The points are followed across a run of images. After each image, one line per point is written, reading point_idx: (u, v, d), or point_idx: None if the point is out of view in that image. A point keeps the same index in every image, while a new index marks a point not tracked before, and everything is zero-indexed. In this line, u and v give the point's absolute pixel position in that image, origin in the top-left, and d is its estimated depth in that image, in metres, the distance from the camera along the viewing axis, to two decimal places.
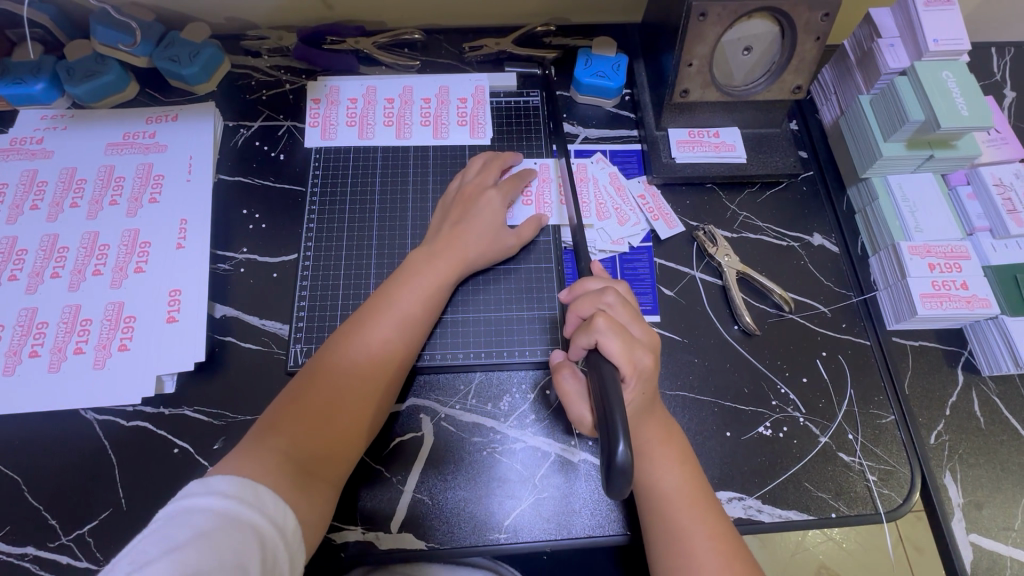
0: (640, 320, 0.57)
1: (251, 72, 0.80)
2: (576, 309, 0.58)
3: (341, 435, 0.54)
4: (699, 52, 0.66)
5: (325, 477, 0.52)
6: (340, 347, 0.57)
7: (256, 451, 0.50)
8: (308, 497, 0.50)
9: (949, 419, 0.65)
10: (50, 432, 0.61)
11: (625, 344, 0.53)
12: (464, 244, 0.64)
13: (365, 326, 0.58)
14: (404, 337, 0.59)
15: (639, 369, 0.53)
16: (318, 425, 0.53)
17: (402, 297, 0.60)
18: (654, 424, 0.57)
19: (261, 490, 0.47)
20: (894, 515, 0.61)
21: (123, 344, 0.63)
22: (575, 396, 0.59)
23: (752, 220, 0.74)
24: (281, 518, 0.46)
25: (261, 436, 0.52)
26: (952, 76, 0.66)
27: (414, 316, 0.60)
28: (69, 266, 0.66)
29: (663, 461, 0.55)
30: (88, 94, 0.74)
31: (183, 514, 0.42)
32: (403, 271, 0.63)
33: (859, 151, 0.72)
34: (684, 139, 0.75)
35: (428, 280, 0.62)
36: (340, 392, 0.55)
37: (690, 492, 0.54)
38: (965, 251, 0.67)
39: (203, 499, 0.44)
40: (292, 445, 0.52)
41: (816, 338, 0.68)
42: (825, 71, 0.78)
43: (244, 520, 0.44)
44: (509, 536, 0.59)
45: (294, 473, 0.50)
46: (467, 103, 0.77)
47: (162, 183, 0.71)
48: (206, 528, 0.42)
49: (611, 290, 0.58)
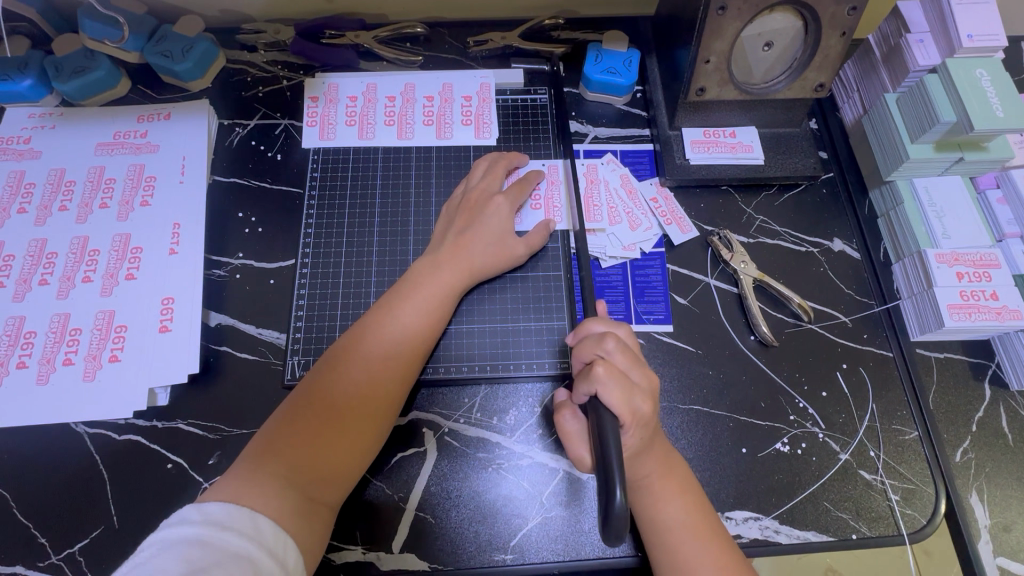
0: (642, 365, 0.55)
1: (247, 68, 0.77)
2: (578, 353, 0.56)
3: (341, 454, 0.52)
4: (717, 48, 0.62)
5: (325, 500, 0.50)
6: (340, 360, 0.55)
7: (252, 474, 0.48)
8: (309, 521, 0.48)
9: (976, 436, 0.62)
10: (38, 446, 0.59)
11: (623, 392, 0.51)
12: (470, 252, 0.62)
13: (367, 338, 0.56)
14: (407, 349, 0.56)
15: (637, 417, 0.51)
16: (317, 443, 0.51)
17: (405, 307, 0.58)
18: (655, 456, 0.54)
19: (259, 519, 0.45)
20: (918, 536, 0.58)
21: (114, 354, 0.60)
22: (576, 437, 0.56)
23: (769, 224, 0.71)
24: (281, 550, 0.45)
25: (259, 455, 0.50)
26: (987, 74, 0.62)
27: (417, 328, 0.58)
28: (58, 272, 0.63)
29: (664, 495, 0.53)
30: (77, 91, 0.71)
31: (177, 546, 0.41)
32: (406, 281, 0.60)
33: (884, 152, 0.68)
34: (699, 139, 0.71)
35: (432, 289, 0.59)
36: (340, 408, 0.53)
37: (694, 523, 0.52)
38: (995, 260, 0.64)
39: (200, 528, 0.42)
40: (290, 467, 0.49)
41: (836, 350, 0.65)
42: (848, 67, 0.74)
43: (242, 554, 0.42)
44: (515, 557, 0.56)
45: (293, 497, 0.48)
46: (471, 101, 0.74)
47: (154, 185, 0.68)
48: (200, 562, 0.40)
49: (611, 336, 0.55)
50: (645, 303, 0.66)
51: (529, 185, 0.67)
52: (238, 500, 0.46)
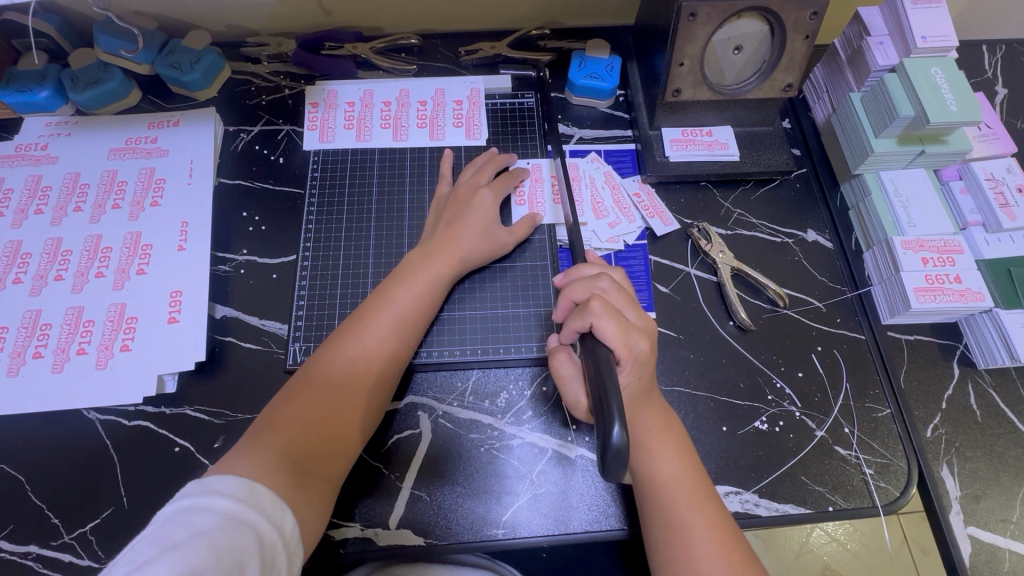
0: (633, 303, 0.58)
1: (251, 78, 0.82)
2: (569, 291, 0.59)
3: (336, 434, 0.55)
4: (690, 52, 0.67)
5: (323, 476, 0.53)
6: (336, 345, 0.58)
7: (252, 450, 0.51)
8: (304, 495, 0.51)
9: (946, 413, 0.65)
10: (52, 433, 0.62)
11: (619, 327, 0.54)
12: (459, 243, 0.65)
13: (362, 325, 0.59)
14: (401, 335, 0.60)
15: (634, 353, 0.55)
16: (314, 423, 0.54)
17: (399, 296, 0.61)
18: (653, 411, 0.58)
19: (258, 488, 0.47)
20: (892, 507, 0.61)
21: (126, 344, 0.64)
22: (571, 378, 0.59)
23: (746, 217, 0.75)
24: (279, 516, 0.47)
25: (259, 433, 0.53)
26: (941, 72, 0.66)
27: (410, 314, 0.61)
28: (72, 268, 0.67)
29: (660, 452, 0.56)
30: (91, 101, 0.75)
31: (179, 515, 0.43)
32: (400, 271, 0.64)
33: (852, 148, 0.72)
34: (677, 138, 0.76)
35: (424, 279, 0.63)
36: (335, 390, 0.56)
37: (686, 483, 0.55)
38: (959, 245, 0.68)
39: (200, 498, 0.44)
40: (289, 441, 0.52)
41: (811, 333, 0.68)
42: (817, 69, 0.79)
43: (242, 518, 0.45)
44: (507, 531, 0.59)
45: (290, 471, 0.51)
46: (462, 105, 0.79)
47: (164, 187, 0.72)
48: (202, 527, 0.42)
49: (604, 276, 0.59)
50: None
51: (516, 181, 0.71)
52: (238, 472, 0.48)
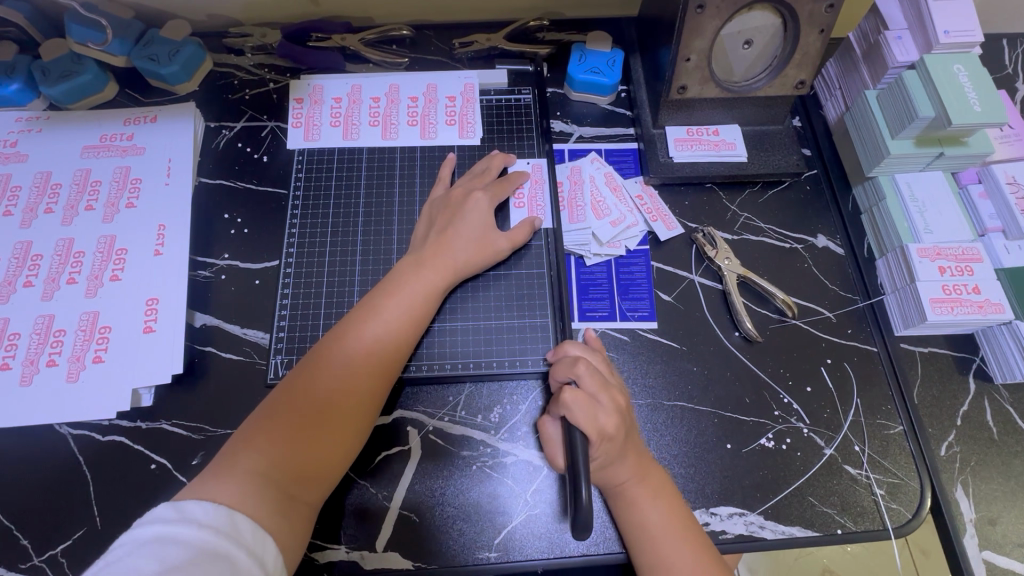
0: (612, 386, 0.55)
1: (234, 71, 0.78)
2: (554, 375, 0.58)
3: (321, 453, 0.51)
4: (697, 46, 0.63)
5: (305, 499, 0.50)
6: (320, 359, 0.55)
7: (233, 472, 0.48)
8: (288, 520, 0.48)
9: (960, 430, 0.62)
10: (21, 448, 0.59)
11: (590, 412, 0.52)
12: (453, 250, 0.62)
13: (349, 338, 0.56)
14: (389, 349, 0.57)
15: (606, 435, 0.52)
16: (297, 441, 0.51)
17: (389, 308, 0.58)
18: (630, 462, 0.54)
19: (239, 518, 0.44)
20: (903, 531, 0.58)
21: (98, 355, 0.60)
22: (556, 441, 0.57)
23: (753, 221, 0.71)
24: (261, 548, 0.44)
25: (238, 451, 0.50)
26: (964, 69, 0.62)
27: (400, 326, 0.58)
28: (43, 274, 0.63)
29: (642, 499, 0.53)
30: (64, 95, 0.71)
31: (152, 545, 0.40)
32: (390, 280, 0.60)
33: (866, 149, 0.69)
34: (682, 137, 0.72)
35: (417, 288, 0.59)
36: (320, 405, 0.53)
37: (673, 527, 0.52)
38: (977, 253, 0.64)
39: (176, 527, 0.42)
40: (271, 463, 0.49)
41: (821, 345, 0.65)
42: (830, 65, 0.75)
43: (218, 551, 0.41)
44: (500, 555, 0.56)
45: (272, 496, 0.48)
46: (456, 101, 0.75)
47: (140, 187, 0.68)
48: (176, 562, 0.39)
49: (583, 361, 0.57)
50: (629, 300, 0.66)
51: (511, 184, 0.68)
52: (217, 500, 0.45)
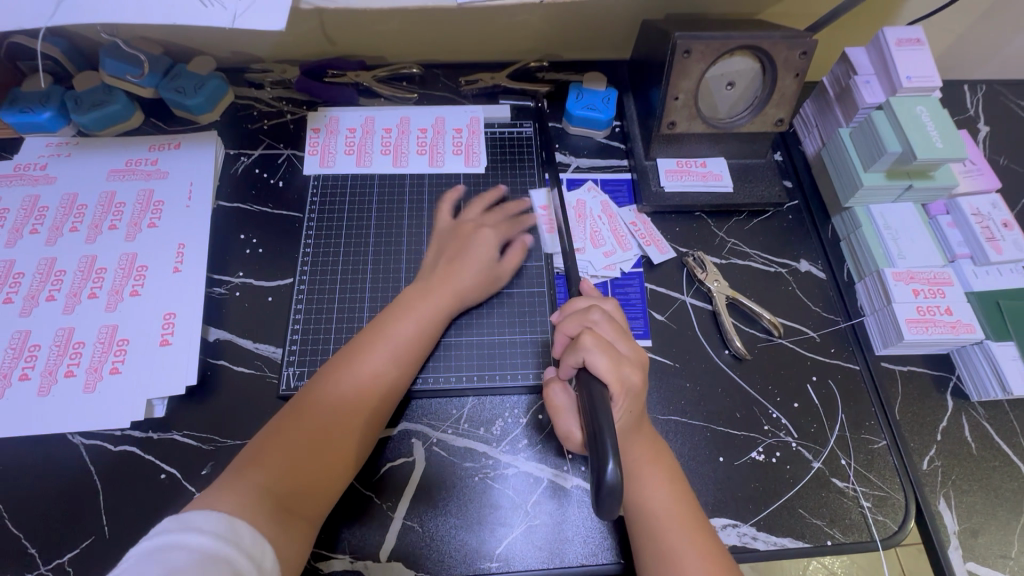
0: (628, 337, 0.59)
1: (254, 103, 0.83)
2: (567, 328, 0.60)
3: (325, 470, 0.54)
4: (685, 87, 0.69)
5: (303, 514, 0.52)
6: (327, 380, 0.57)
7: (236, 486, 0.50)
8: (286, 534, 0.49)
9: (941, 445, 0.65)
10: (34, 457, 0.60)
11: (611, 361, 0.54)
12: (457, 277, 0.66)
13: (356, 360, 0.59)
14: (394, 372, 0.59)
15: (625, 386, 0.54)
16: (303, 459, 0.53)
17: (395, 332, 0.61)
18: (643, 442, 0.57)
19: (241, 526, 0.46)
20: (890, 542, 0.60)
21: (115, 366, 0.63)
22: (566, 408, 0.60)
23: (740, 246, 0.76)
24: (261, 554, 0.46)
25: (243, 467, 0.52)
26: (926, 111, 0.69)
27: (405, 350, 0.61)
28: (65, 289, 0.66)
29: (653, 483, 0.55)
30: (94, 123, 0.76)
31: (157, 552, 0.41)
32: (398, 306, 0.64)
33: (842, 181, 0.74)
34: (672, 168, 0.77)
35: (422, 313, 0.63)
36: (326, 424, 0.55)
37: (681, 517, 0.54)
38: (948, 277, 0.69)
39: (179, 535, 0.43)
40: (272, 478, 0.51)
41: (806, 363, 0.69)
42: (806, 105, 0.82)
43: (222, 557, 0.43)
44: (500, 565, 0.58)
45: (273, 510, 0.49)
46: (462, 133, 0.80)
47: (162, 209, 0.72)
48: (182, 566, 0.41)
49: (597, 309, 0.60)
50: None
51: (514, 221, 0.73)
52: (221, 509, 0.47)
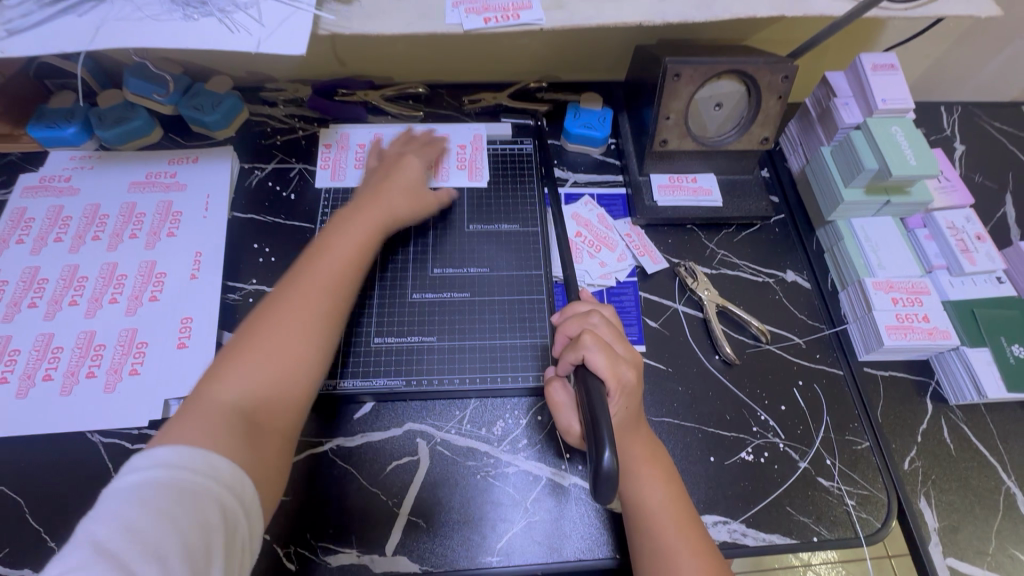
0: (624, 339, 0.63)
1: (267, 119, 0.87)
2: (567, 328, 0.64)
3: (284, 379, 0.54)
4: (675, 107, 0.74)
5: (273, 425, 0.52)
6: (274, 296, 0.58)
7: (197, 411, 0.49)
8: (257, 446, 0.50)
9: (921, 446, 0.68)
10: (55, 454, 0.63)
11: (610, 359, 0.58)
12: (389, 202, 0.71)
13: (300, 274, 0.60)
14: (339, 281, 0.61)
15: (622, 384, 0.58)
16: (262, 369, 0.53)
17: (335, 247, 0.64)
18: (641, 440, 0.60)
19: (213, 457, 0.45)
20: (873, 539, 0.63)
21: (134, 368, 0.66)
22: (566, 405, 0.63)
23: (729, 257, 0.80)
24: (240, 488, 0.46)
25: (201, 393, 0.51)
26: (901, 131, 0.73)
27: (346, 260, 0.63)
28: (87, 294, 0.70)
29: (649, 479, 0.58)
30: (116, 138, 0.80)
31: (133, 493, 0.42)
32: (334, 226, 0.67)
33: (825, 196, 0.79)
34: (665, 184, 0.81)
35: (346, 242, 0.65)
36: (278, 334, 0.55)
37: (674, 511, 0.57)
38: (926, 287, 0.73)
39: (150, 473, 0.43)
40: (234, 392, 0.51)
41: (792, 368, 0.72)
42: (791, 125, 0.87)
43: (198, 492, 0.43)
44: (501, 559, 0.60)
45: (241, 423, 0.50)
46: (465, 149, 0.84)
47: (180, 219, 0.76)
48: (161, 506, 0.41)
49: (596, 313, 0.64)
50: None
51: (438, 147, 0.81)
52: (187, 443, 0.46)
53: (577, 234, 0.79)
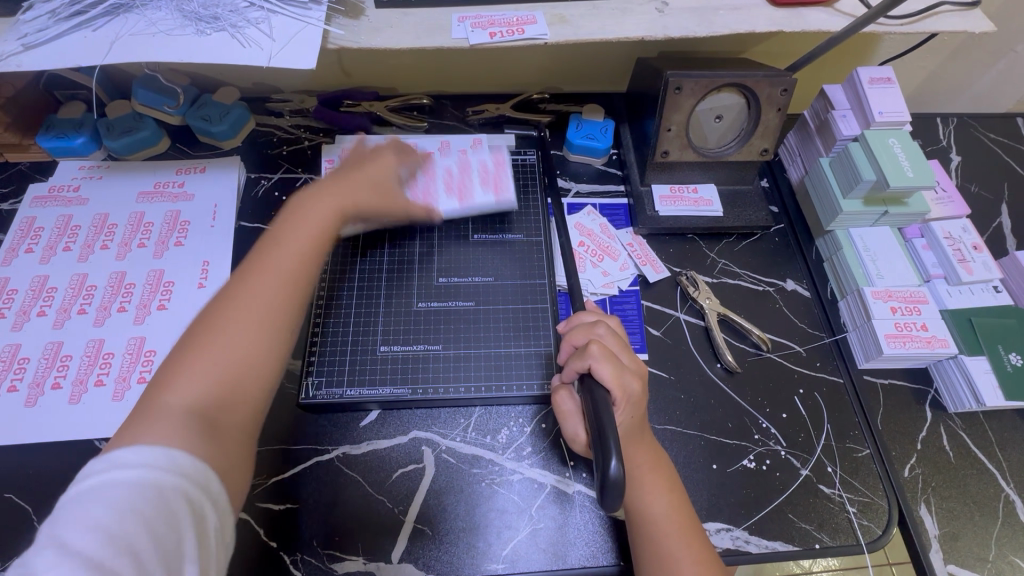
0: (630, 349, 0.63)
1: (273, 130, 0.88)
2: (572, 338, 0.64)
3: (246, 385, 0.49)
4: (676, 119, 0.75)
5: (235, 435, 0.48)
6: (234, 288, 0.52)
7: (155, 419, 0.44)
8: (221, 456, 0.45)
9: (921, 453, 0.69)
10: (62, 462, 0.63)
11: (615, 369, 0.58)
12: (363, 182, 0.64)
13: (265, 260, 0.54)
14: (305, 267, 0.55)
15: (627, 394, 0.58)
16: (222, 374, 0.48)
17: (303, 230, 0.57)
18: (644, 449, 0.61)
19: (178, 456, 0.42)
20: (875, 546, 0.63)
21: (143, 376, 0.66)
22: (572, 414, 0.63)
23: (730, 266, 0.81)
24: (207, 479, 0.43)
25: (154, 397, 0.46)
26: (898, 143, 0.74)
27: (315, 243, 0.56)
28: (96, 303, 0.70)
29: (652, 487, 0.58)
30: (124, 148, 0.81)
31: (100, 494, 0.39)
32: (303, 204, 0.59)
33: (824, 206, 0.80)
34: (666, 194, 0.83)
35: (322, 229, 0.57)
36: (237, 331, 0.49)
37: (677, 519, 0.57)
38: (924, 296, 0.74)
39: (111, 474, 0.40)
40: (192, 399, 0.46)
41: (793, 376, 0.73)
42: (790, 137, 0.89)
43: (166, 490, 0.40)
44: (506, 566, 0.61)
45: (202, 434, 0.45)
46: (467, 152, 0.84)
47: (188, 228, 0.77)
48: (131, 505, 0.39)
49: (601, 323, 0.65)
50: None
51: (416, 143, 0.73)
52: (153, 444, 0.42)
53: (580, 243, 0.80)
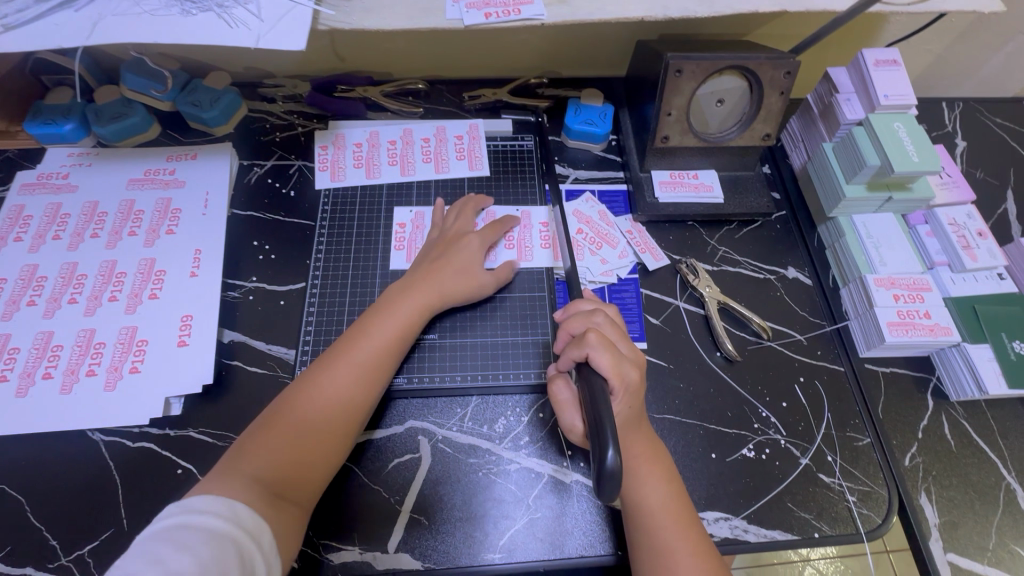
0: (628, 338, 0.62)
1: (266, 116, 0.87)
2: (570, 326, 0.64)
3: (310, 458, 0.54)
4: (677, 103, 0.73)
5: (293, 500, 0.52)
6: (319, 374, 0.58)
7: (233, 476, 0.50)
8: (278, 518, 0.50)
9: (922, 442, 0.69)
10: (55, 453, 0.62)
11: (613, 358, 0.57)
12: (442, 280, 0.68)
13: (350, 351, 0.60)
14: (381, 362, 0.61)
15: (624, 382, 0.57)
16: (292, 450, 0.54)
17: (383, 325, 0.63)
18: (641, 439, 0.60)
19: (241, 508, 0.47)
20: (874, 534, 0.63)
21: (135, 366, 0.66)
22: (568, 403, 0.62)
23: (731, 254, 0.80)
24: (253, 527, 0.47)
25: (236, 459, 0.52)
26: (903, 127, 0.73)
27: (391, 341, 0.62)
28: (86, 292, 0.69)
29: (649, 478, 0.58)
30: (113, 134, 0.79)
31: (165, 533, 0.43)
32: (386, 301, 0.65)
33: (827, 192, 0.79)
34: (666, 180, 0.81)
35: (398, 329, 0.63)
36: (315, 417, 0.56)
37: (673, 509, 0.57)
38: (927, 283, 0.73)
39: (184, 516, 0.45)
40: (264, 464, 0.52)
41: (793, 365, 0.72)
42: (793, 122, 0.87)
43: (223, 533, 0.45)
44: (503, 555, 0.60)
45: (264, 494, 0.50)
46: (463, 140, 0.84)
47: (180, 216, 0.75)
48: (189, 541, 0.43)
49: (600, 312, 0.64)
50: None
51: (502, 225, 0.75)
52: (218, 493, 0.48)
53: (579, 230, 0.79)
